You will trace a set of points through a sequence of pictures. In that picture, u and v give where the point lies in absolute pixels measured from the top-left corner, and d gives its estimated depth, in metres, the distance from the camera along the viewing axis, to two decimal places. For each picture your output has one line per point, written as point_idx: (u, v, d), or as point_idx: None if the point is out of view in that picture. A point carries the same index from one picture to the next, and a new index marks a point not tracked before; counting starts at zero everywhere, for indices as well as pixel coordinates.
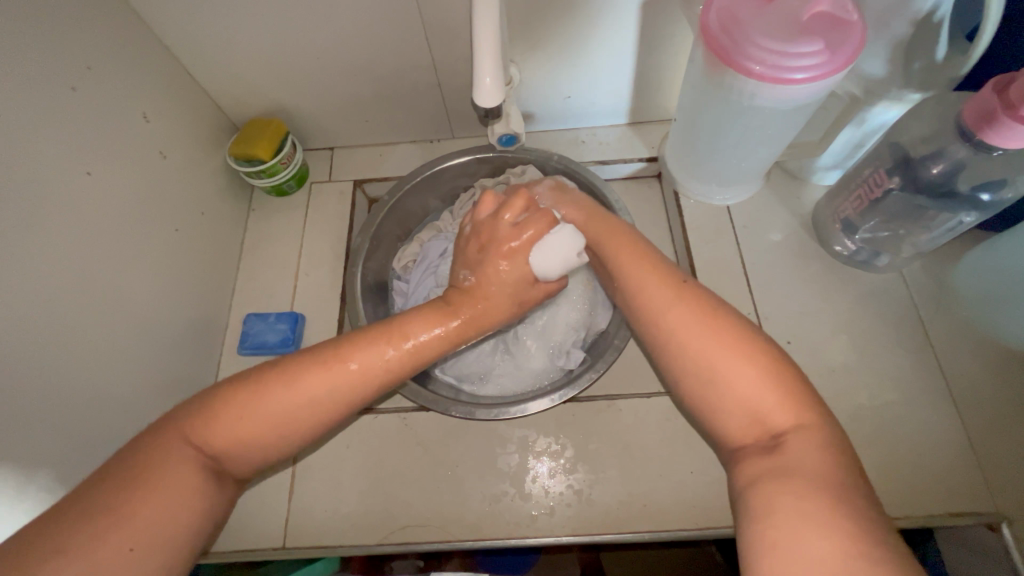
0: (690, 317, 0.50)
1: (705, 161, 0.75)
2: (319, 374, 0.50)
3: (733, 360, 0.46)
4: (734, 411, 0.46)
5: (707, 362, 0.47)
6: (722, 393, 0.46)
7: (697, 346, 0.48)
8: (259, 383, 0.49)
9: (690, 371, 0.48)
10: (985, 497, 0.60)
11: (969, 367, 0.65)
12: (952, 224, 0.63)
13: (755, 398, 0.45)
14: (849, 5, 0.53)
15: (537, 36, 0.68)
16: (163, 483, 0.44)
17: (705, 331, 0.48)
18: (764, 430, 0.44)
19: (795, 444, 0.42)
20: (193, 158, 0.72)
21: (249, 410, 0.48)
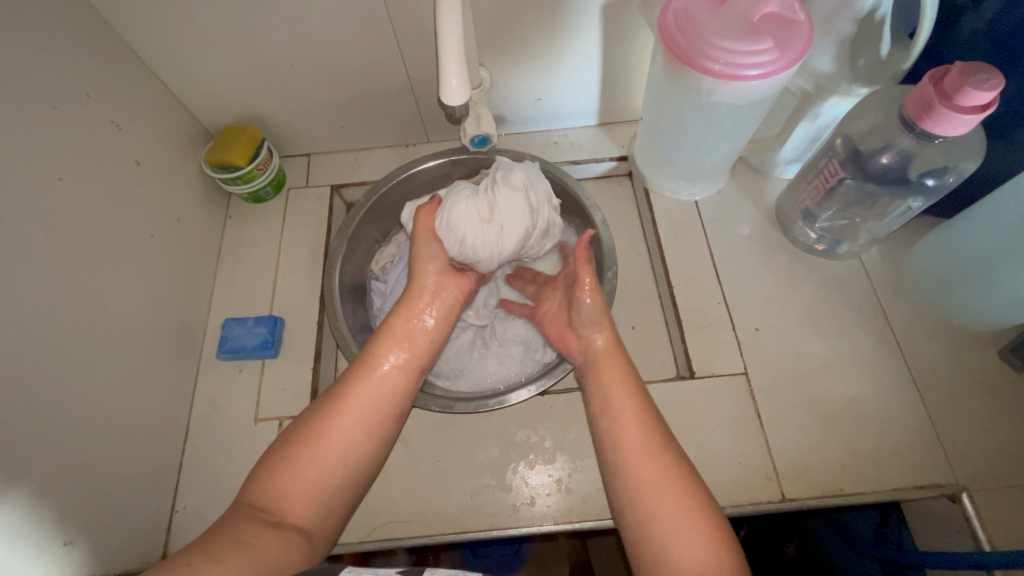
0: (643, 450, 0.50)
1: (671, 157, 0.78)
2: (350, 408, 0.52)
3: (678, 511, 0.46)
4: (675, 564, 0.44)
5: (649, 507, 0.47)
6: (664, 535, 0.45)
7: (645, 483, 0.48)
8: (300, 433, 0.51)
9: (635, 500, 0.48)
10: (946, 469, 0.62)
11: (926, 346, 0.68)
12: (902, 210, 0.66)
13: (699, 561, 0.43)
14: (796, 6, 0.56)
15: (506, 41, 0.71)
16: (242, 539, 0.44)
17: (661, 475, 0.48)
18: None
19: None
20: (168, 165, 0.73)
21: (301, 459, 0.49)
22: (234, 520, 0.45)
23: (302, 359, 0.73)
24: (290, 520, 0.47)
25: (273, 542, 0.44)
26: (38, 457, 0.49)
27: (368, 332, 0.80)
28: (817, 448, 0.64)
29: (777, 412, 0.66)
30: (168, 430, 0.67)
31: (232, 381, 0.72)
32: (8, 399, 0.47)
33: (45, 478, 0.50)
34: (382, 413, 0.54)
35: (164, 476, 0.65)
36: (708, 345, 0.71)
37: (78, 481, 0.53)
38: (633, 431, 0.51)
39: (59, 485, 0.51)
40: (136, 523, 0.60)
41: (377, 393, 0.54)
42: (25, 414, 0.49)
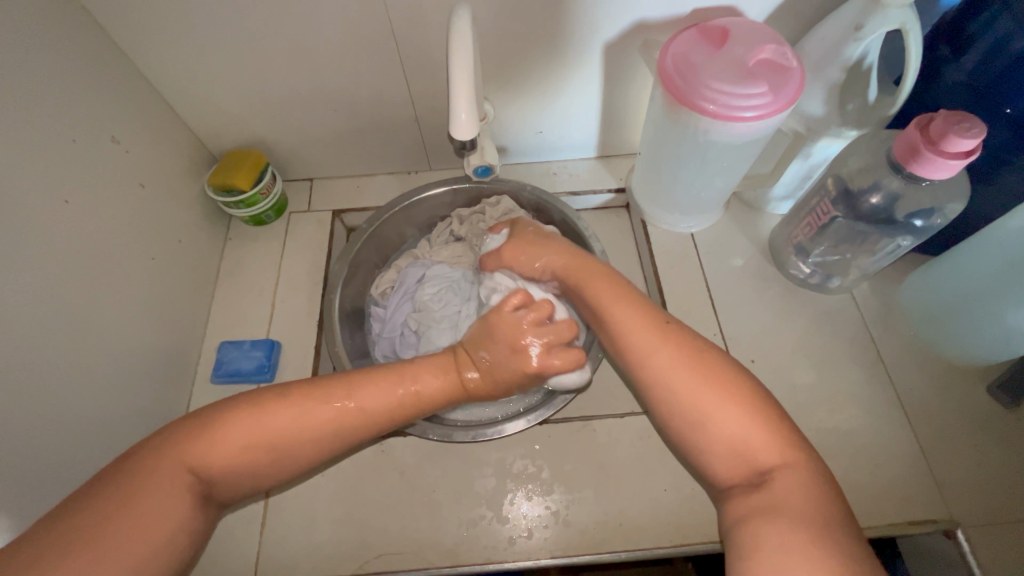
0: (663, 350, 0.53)
1: (669, 191, 0.80)
2: (314, 412, 0.52)
3: (709, 399, 0.49)
4: (715, 450, 0.48)
5: (691, 403, 0.50)
6: (704, 431, 0.49)
7: (669, 379, 0.52)
8: (256, 422, 0.50)
9: (668, 407, 0.51)
10: (939, 505, 0.63)
11: (917, 381, 0.70)
12: (892, 248, 0.69)
13: (736, 436, 0.47)
14: (789, 54, 0.59)
15: (511, 76, 0.73)
16: (164, 489, 0.45)
17: (684, 370, 0.51)
18: (747, 468, 0.46)
19: (780, 479, 0.44)
20: (171, 187, 0.73)
21: (247, 443, 0.49)
22: (173, 468, 0.46)
23: None
24: (205, 489, 0.48)
25: (182, 505, 0.46)
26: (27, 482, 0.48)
27: (366, 357, 0.79)
28: None
29: None
30: None
31: None
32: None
33: (32, 504, 0.48)
34: (344, 430, 0.53)
35: None
36: None
37: None
38: (648, 340, 0.54)
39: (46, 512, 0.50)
40: None
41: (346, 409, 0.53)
42: (18, 436, 0.48)
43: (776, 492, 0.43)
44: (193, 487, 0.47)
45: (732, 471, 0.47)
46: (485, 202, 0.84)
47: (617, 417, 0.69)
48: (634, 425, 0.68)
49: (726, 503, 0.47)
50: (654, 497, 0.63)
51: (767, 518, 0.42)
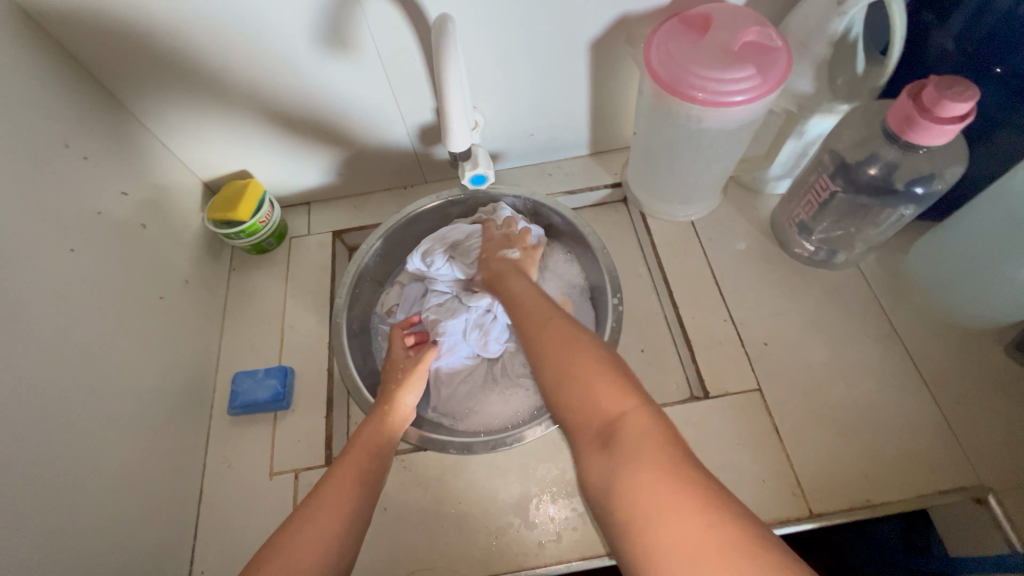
0: (563, 331, 0.47)
1: (666, 182, 0.80)
2: (327, 499, 0.50)
3: (601, 385, 0.42)
4: (587, 416, 0.41)
5: (564, 371, 0.44)
6: (574, 398, 0.42)
7: (568, 364, 0.44)
8: (294, 525, 0.48)
9: (543, 369, 0.45)
10: (969, 470, 0.62)
11: (933, 349, 0.69)
12: (895, 217, 0.68)
13: (607, 406, 0.41)
14: (773, 34, 0.59)
15: (496, 81, 0.73)
16: None
17: (568, 342, 0.45)
18: (602, 425, 0.40)
19: (631, 429, 0.39)
20: (171, 224, 0.74)
21: (298, 542, 0.46)
22: None
23: (314, 409, 0.73)
24: None
25: None
26: (53, 527, 0.48)
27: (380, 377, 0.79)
28: (837, 459, 0.64)
29: (795, 426, 0.66)
30: (183, 490, 0.66)
31: (245, 436, 0.72)
32: (23, 472, 0.47)
33: (59, 551, 0.48)
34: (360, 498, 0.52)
35: (182, 538, 0.64)
36: (719, 364, 0.71)
37: (94, 552, 0.52)
38: (551, 324, 0.48)
39: (76, 557, 0.50)
40: None
41: (353, 481, 0.53)
42: (39, 485, 0.48)
43: (631, 457, 0.37)
44: None
45: (589, 423, 0.41)
46: (482, 210, 0.84)
47: None
48: None
49: (579, 458, 0.41)
50: None
51: (626, 463, 0.37)
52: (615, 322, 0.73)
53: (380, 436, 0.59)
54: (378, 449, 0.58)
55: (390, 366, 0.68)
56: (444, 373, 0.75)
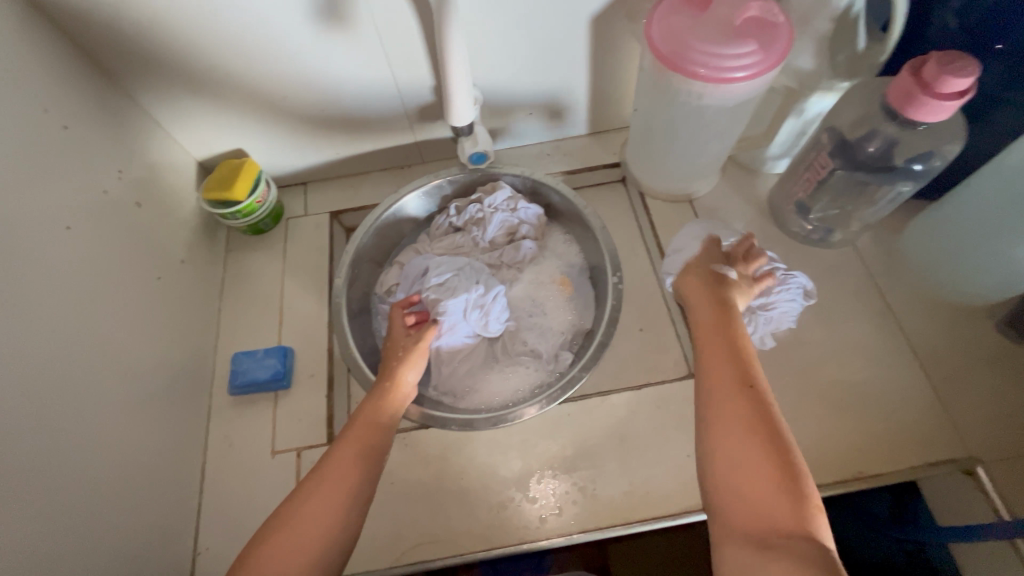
0: (731, 421, 0.49)
1: (665, 161, 0.80)
2: (332, 473, 0.52)
3: (766, 488, 0.44)
4: (742, 519, 0.44)
5: (723, 474, 0.47)
6: (738, 490, 0.45)
7: (733, 466, 0.47)
8: (297, 499, 0.50)
9: (713, 445, 0.49)
10: (958, 443, 0.64)
11: (926, 326, 0.70)
12: (892, 195, 0.69)
13: (775, 515, 0.43)
14: (776, 9, 0.59)
15: (496, 58, 0.72)
16: None
17: (738, 428, 0.48)
18: (762, 530, 0.42)
19: (792, 541, 0.41)
20: (167, 204, 0.73)
21: (301, 516, 0.48)
22: None
23: (315, 388, 0.73)
24: None
25: None
26: (55, 505, 0.48)
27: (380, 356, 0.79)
28: (831, 433, 0.65)
29: (791, 401, 0.68)
30: (185, 469, 0.66)
31: (246, 415, 0.72)
32: (24, 451, 0.46)
33: (60, 530, 0.48)
34: (366, 471, 0.53)
35: (185, 515, 0.64)
36: None
37: (101, 530, 0.52)
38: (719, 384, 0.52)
39: (79, 535, 0.50)
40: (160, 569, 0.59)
41: (356, 457, 0.54)
42: (42, 463, 0.48)
43: (782, 559, 0.39)
44: None
45: (745, 526, 0.43)
46: (481, 190, 0.84)
47: (634, 390, 0.70)
48: (651, 395, 0.69)
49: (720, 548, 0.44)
50: (679, 464, 0.64)
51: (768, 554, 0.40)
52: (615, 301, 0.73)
53: (384, 409, 0.60)
54: (381, 422, 0.59)
55: (392, 341, 0.69)
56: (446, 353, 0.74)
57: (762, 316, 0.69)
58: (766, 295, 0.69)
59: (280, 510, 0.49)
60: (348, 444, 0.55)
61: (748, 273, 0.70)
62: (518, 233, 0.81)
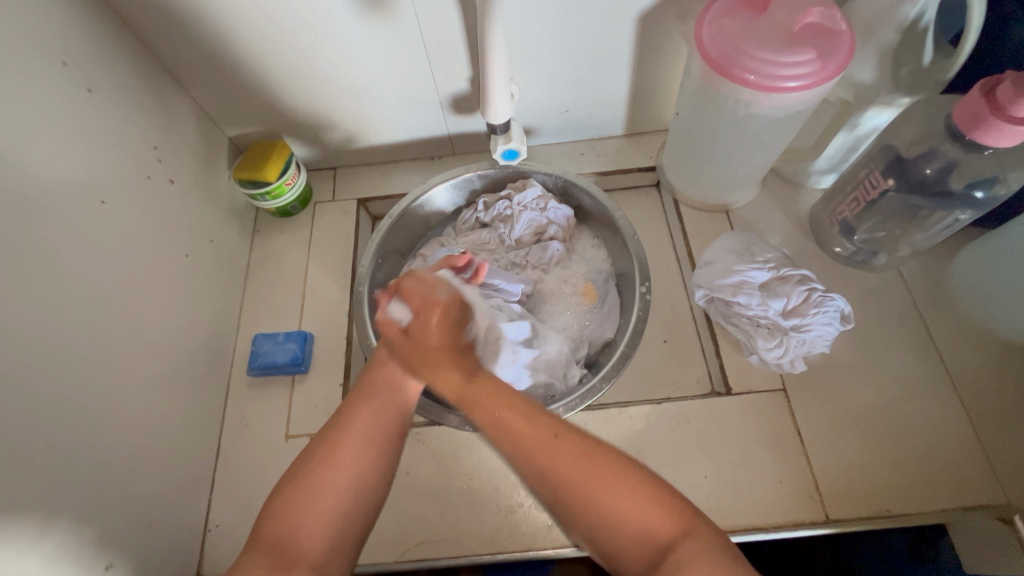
0: (570, 458, 0.46)
1: (704, 169, 0.77)
2: (349, 437, 0.50)
3: (642, 509, 0.43)
4: (627, 543, 0.43)
5: (578, 510, 0.45)
6: (613, 529, 0.43)
7: (587, 503, 0.44)
8: (312, 461, 0.48)
9: (571, 505, 0.45)
10: (994, 488, 0.60)
11: (971, 361, 0.66)
12: (948, 222, 0.64)
13: (654, 532, 0.43)
14: (838, 16, 0.56)
15: (536, 53, 0.70)
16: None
17: (572, 460, 0.46)
18: (650, 550, 0.42)
19: (686, 553, 0.41)
20: (199, 182, 0.73)
21: (320, 481, 0.47)
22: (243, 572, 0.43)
23: (332, 375, 0.73)
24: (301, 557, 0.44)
25: None
26: (74, 474, 0.49)
27: None
28: (859, 467, 0.62)
29: (818, 429, 0.65)
30: (201, 446, 0.67)
31: (263, 397, 0.72)
32: (49, 420, 0.47)
33: (78, 499, 0.49)
34: (382, 435, 0.51)
35: (198, 490, 0.65)
36: (745, 361, 0.69)
37: (115, 501, 0.53)
38: (532, 416, 0.49)
39: (96, 505, 0.51)
40: (171, 542, 0.60)
41: (373, 420, 0.52)
42: (66, 433, 0.49)
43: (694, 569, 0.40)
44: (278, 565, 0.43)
45: (638, 555, 0.43)
46: (511, 187, 0.83)
47: (654, 403, 0.68)
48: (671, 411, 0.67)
49: (622, 568, 0.44)
50: (695, 484, 0.63)
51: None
52: (642, 310, 0.71)
53: (404, 362, 0.58)
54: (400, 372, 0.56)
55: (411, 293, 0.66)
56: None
57: (794, 338, 0.65)
58: (800, 317, 0.65)
59: (296, 471, 0.48)
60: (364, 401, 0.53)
61: (788, 293, 0.66)
62: (547, 235, 0.79)
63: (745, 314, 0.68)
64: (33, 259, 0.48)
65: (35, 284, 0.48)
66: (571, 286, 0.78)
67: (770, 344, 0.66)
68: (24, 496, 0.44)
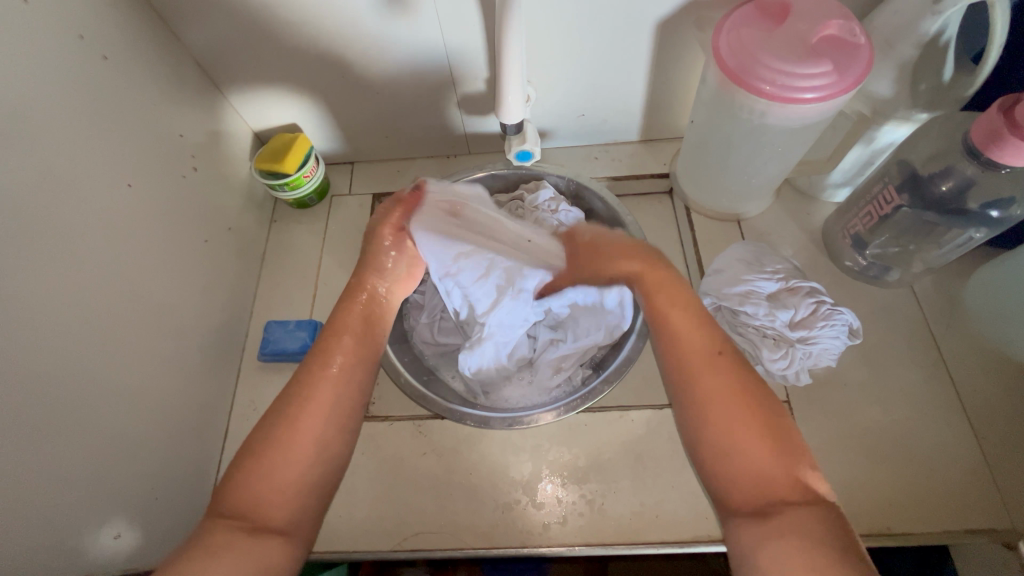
0: (725, 386, 0.45)
1: (717, 178, 0.77)
2: (318, 396, 0.49)
3: (765, 459, 0.42)
4: (743, 492, 0.42)
5: (715, 409, 0.45)
6: (734, 457, 0.43)
7: (730, 423, 0.44)
8: (278, 422, 0.47)
9: (699, 416, 0.45)
10: (1001, 512, 0.59)
11: (981, 383, 0.65)
12: (963, 240, 0.64)
13: (772, 486, 0.41)
14: (856, 29, 0.56)
15: (554, 56, 0.71)
16: (216, 545, 0.41)
17: (727, 395, 0.45)
18: (764, 500, 0.41)
19: (795, 512, 0.40)
20: (222, 171, 0.75)
21: (284, 448, 0.46)
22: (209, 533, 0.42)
23: None
24: (269, 524, 0.44)
25: (254, 548, 0.41)
26: (88, 445, 0.51)
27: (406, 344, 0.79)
28: (860, 483, 0.62)
29: (821, 443, 0.64)
30: (210, 426, 0.69)
31: (272, 382, 0.74)
32: (68, 392, 0.49)
33: (91, 470, 0.51)
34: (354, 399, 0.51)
35: (205, 470, 0.67)
36: (749, 371, 0.69)
37: (126, 474, 0.55)
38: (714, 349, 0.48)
39: (108, 476, 0.53)
40: (177, 518, 0.61)
41: (348, 382, 0.51)
42: (84, 405, 0.51)
43: (789, 532, 0.38)
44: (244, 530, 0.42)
45: (747, 495, 0.42)
46: (524, 188, 0.83)
47: (656, 408, 0.68)
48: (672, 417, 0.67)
49: (727, 526, 0.42)
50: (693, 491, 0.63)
51: (783, 534, 0.39)
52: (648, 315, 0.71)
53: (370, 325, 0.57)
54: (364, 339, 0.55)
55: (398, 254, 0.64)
56: (449, 325, 0.77)
57: (800, 350, 0.65)
58: (807, 328, 0.65)
59: (259, 435, 0.47)
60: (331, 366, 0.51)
61: (795, 303, 0.66)
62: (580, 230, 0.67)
63: (752, 324, 0.68)
64: (60, 237, 0.51)
65: (61, 261, 0.50)
66: None
67: (775, 355, 0.65)
68: (38, 463, 0.46)
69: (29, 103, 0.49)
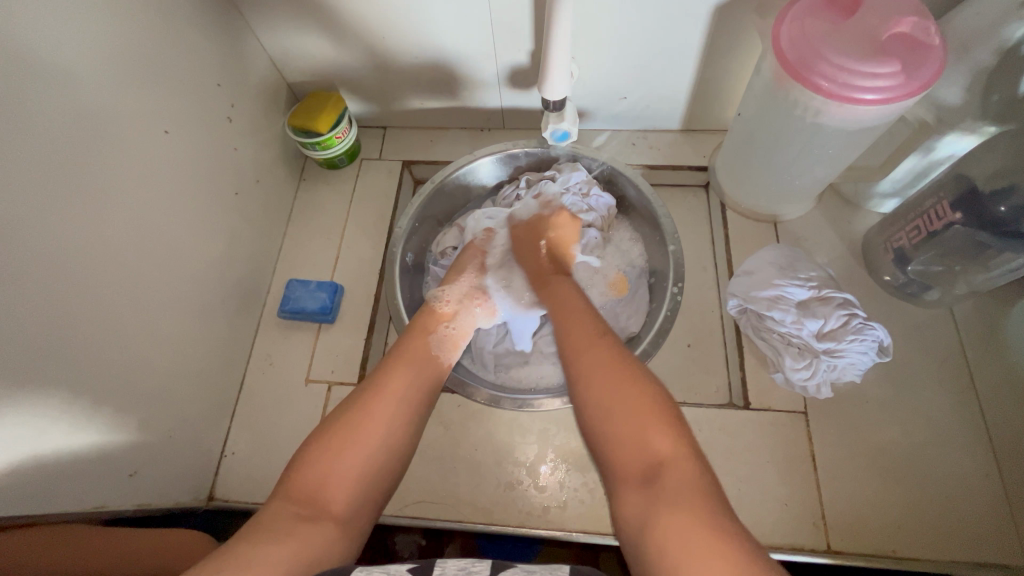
0: (602, 368, 0.50)
1: (759, 176, 0.74)
2: (384, 393, 0.53)
3: (649, 426, 0.45)
4: (625, 457, 0.45)
5: (598, 403, 0.49)
6: (613, 437, 0.46)
7: (599, 392, 0.49)
8: (349, 410, 0.51)
9: (584, 403, 0.50)
10: (1016, 549, 0.58)
11: (1012, 415, 0.63)
12: (1016, 265, 0.60)
13: (653, 445, 0.44)
14: (932, 29, 0.52)
15: (603, 33, 0.68)
16: (277, 529, 0.42)
17: (606, 369, 0.50)
18: (645, 465, 0.43)
19: (673, 473, 0.42)
20: (256, 124, 0.75)
21: (350, 438, 0.49)
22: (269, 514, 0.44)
23: (357, 329, 0.75)
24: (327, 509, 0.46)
25: (306, 531, 0.43)
26: (111, 385, 0.52)
27: None
28: (870, 503, 0.61)
29: (835, 459, 0.63)
30: (227, 377, 0.70)
31: (290, 340, 0.75)
32: (95, 331, 0.51)
33: (114, 406, 0.53)
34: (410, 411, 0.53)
35: (219, 418, 0.69)
36: (769, 378, 0.67)
37: (145, 415, 0.57)
38: (592, 343, 0.54)
39: (129, 415, 0.55)
40: (188, 461, 0.63)
41: (408, 386, 0.54)
42: (110, 345, 0.52)
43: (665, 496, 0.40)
44: (303, 513, 0.44)
45: (631, 465, 0.44)
46: (557, 168, 0.82)
47: None
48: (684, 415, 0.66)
49: (615, 494, 0.44)
50: None
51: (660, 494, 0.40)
52: (671, 311, 0.69)
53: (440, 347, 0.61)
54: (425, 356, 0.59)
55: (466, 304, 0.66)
56: None
57: (825, 362, 0.63)
58: (835, 341, 0.63)
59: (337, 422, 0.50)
60: (391, 376, 0.55)
61: (826, 314, 0.63)
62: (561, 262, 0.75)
63: (778, 330, 0.66)
64: (96, 176, 0.51)
65: (98, 202, 0.51)
66: (601, 274, 0.77)
67: (798, 364, 0.64)
68: (65, 396, 0.48)
69: (70, 37, 0.49)
